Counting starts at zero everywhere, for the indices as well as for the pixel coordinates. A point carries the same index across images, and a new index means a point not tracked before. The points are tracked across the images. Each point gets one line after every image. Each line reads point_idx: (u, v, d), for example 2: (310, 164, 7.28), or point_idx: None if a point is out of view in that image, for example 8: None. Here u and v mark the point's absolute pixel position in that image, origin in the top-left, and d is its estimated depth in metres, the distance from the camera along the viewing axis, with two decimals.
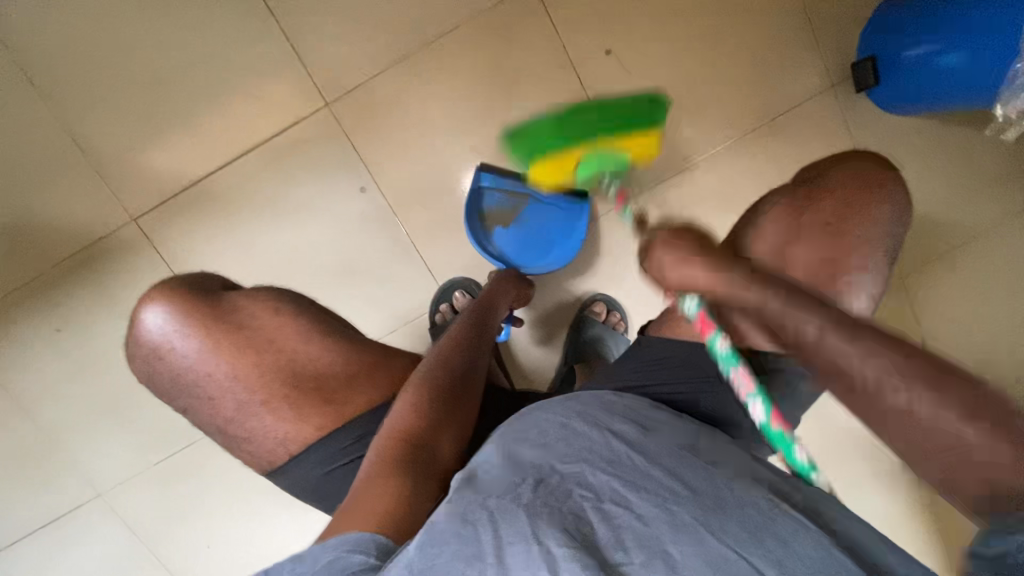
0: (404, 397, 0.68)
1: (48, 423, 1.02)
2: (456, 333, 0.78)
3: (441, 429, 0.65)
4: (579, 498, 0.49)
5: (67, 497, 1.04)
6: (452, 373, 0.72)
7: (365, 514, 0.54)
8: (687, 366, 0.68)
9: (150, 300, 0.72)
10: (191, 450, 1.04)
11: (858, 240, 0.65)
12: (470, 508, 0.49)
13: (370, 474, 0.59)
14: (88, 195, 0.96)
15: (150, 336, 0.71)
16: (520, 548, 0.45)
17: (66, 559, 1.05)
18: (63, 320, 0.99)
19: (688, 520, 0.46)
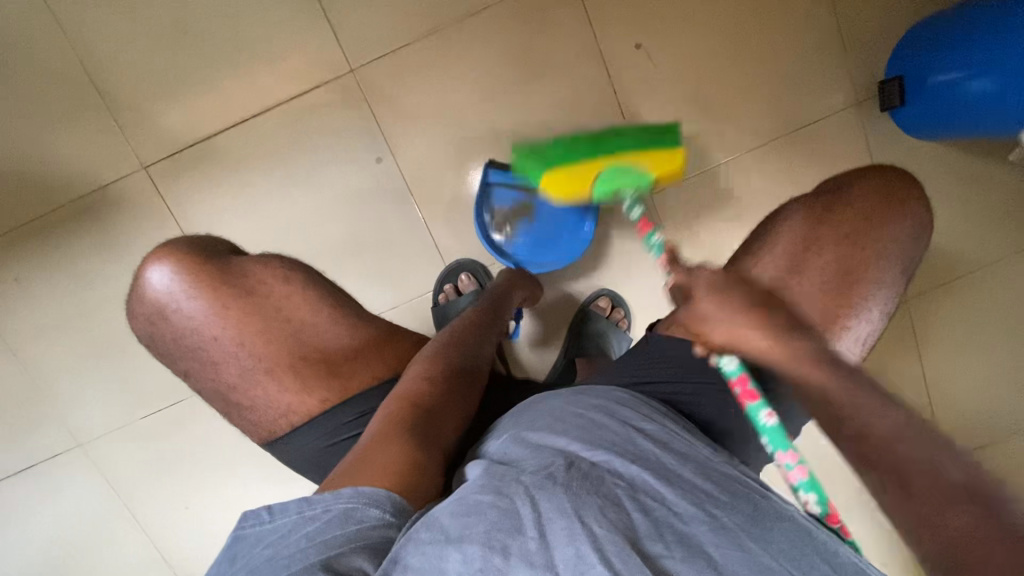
0: (418, 371, 0.68)
1: (36, 368, 1.00)
2: (473, 315, 0.78)
3: (450, 405, 0.65)
4: (615, 487, 0.47)
5: (47, 445, 1.02)
6: (467, 354, 0.72)
7: (374, 473, 0.53)
8: (693, 369, 0.66)
9: (152, 259, 0.70)
10: (178, 408, 1.02)
11: (874, 255, 0.65)
12: (500, 485, 0.48)
13: (379, 438, 0.59)
14: (100, 140, 0.95)
15: (155, 294, 0.69)
16: (561, 530, 0.43)
17: (39, 507, 1.04)
18: (64, 265, 0.97)
19: (727, 523, 0.45)
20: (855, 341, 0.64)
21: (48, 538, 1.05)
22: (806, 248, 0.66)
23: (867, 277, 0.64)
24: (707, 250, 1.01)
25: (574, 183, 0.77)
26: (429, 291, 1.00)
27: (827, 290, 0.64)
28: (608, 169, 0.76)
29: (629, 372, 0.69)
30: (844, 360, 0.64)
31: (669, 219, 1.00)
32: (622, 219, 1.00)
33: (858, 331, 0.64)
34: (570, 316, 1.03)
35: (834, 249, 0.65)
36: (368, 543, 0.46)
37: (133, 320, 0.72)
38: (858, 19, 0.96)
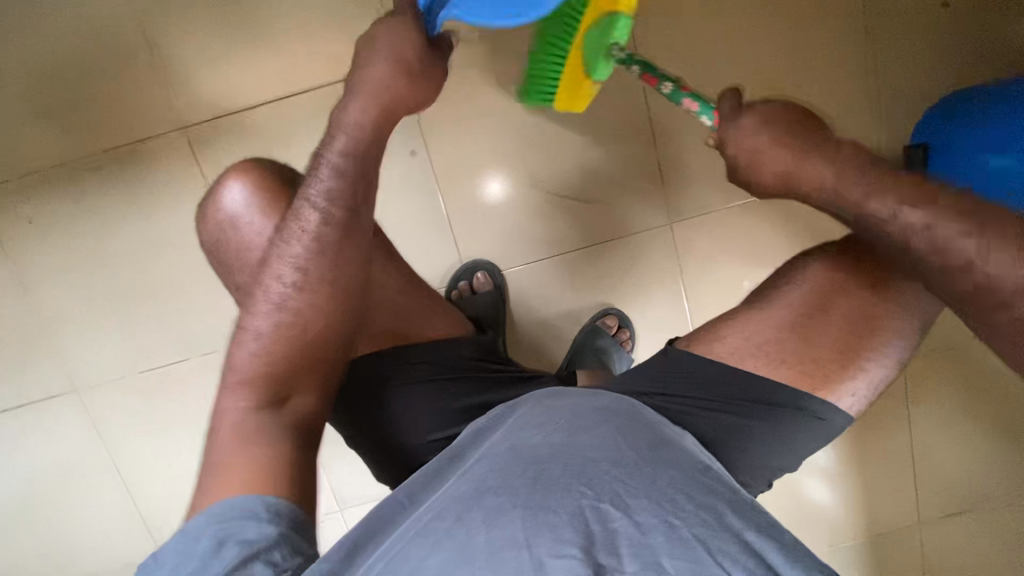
0: (268, 323, 0.59)
1: (45, 306, 1.01)
2: (327, 212, 0.59)
3: (309, 375, 0.61)
4: (578, 500, 0.49)
5: (43, 383, 1.02)
6: (328, 290, 0.60)
7: (251, 475, 0.53)
8: (709, 386, 0.68)
9: (233, 173, 0.72)
10: (181, 365, 1.03)
11: (902, 303, 0.65)
12: (465, 501, 0.50)
13: (240, 420, 0.57)
14: (144, 94, 0.96)
15: (228, 209, 0.71)
16: (512, 552, 0.45)
17: (26, 443, 1.04)
18: (89, 210, 0.99)
19: (685, 535, 0.46)
20: (868, 386, 0.66)
21: (26, 475, 1.05)
22: (837, 290, 0.66)
23: (890, 322, 0.65)
24: (716, 285, 1.03)
25: (574, 89, 0.82)
26: (443, 286, 1.04)
27: (848, 332, 0.66)
28: (596, 31, 0.72)
29: (646, 385, 0.70)
30: (852, 407, 0.66)
31: (685, 249, 1.03)
32: (642, 242, 1.03)
33: (873, 377, 0.65)
34: (577, 330, 1.05)
35: (863, 292, 0.66)
36: (255, 567, 0.46)
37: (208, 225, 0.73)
38: (897, 80, 0.97)
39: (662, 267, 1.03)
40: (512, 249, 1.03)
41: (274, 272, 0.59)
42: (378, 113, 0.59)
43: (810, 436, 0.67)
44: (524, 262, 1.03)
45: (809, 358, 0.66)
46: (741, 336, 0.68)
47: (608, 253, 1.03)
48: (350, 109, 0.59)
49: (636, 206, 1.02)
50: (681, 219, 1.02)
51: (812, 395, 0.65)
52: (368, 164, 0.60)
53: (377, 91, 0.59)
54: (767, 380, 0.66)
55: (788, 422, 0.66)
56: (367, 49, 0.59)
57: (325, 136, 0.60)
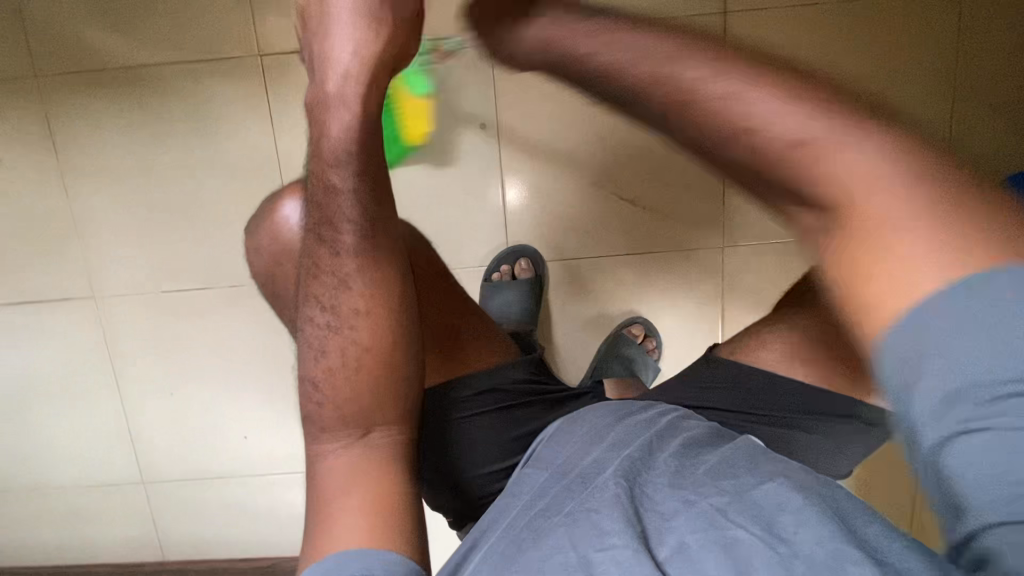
0: (321, 367, 0.58)
1: (80, 208, 0.99)
2: (341, 235, 0.57)
3: (379, 403, 0.59)
4: (612, 491, 0.48)
5: (61, 285, 1.00)
6: (365, 314, 0.58)
7: (364, 523, 0.51)
8: (752, 397, 0.67)
9: (288, 198, 0.70)
10: (202, 295, 1.01)
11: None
12: (516, 530, 0.48)
13: (344, 463, 0.56)
14: (222, 14, 0.94)
15: (289, 232, 0.69)
16: (557, 556, 0.43)
17: (32, 343, 1.02)
18: (143, 122, 0.97)
19: (716, 516, 0.44)
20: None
21: (27, 377, 1.03)
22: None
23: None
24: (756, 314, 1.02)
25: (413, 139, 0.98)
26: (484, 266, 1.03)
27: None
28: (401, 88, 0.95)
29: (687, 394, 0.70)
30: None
31: (730, 273, 1.02)
32: (690, 261, 1.02)
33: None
34: (606, 334, 1.04)
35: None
36: None
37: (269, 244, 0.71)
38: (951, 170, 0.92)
39: (704, 289, 1.02)
40: (560, 241, 1.02)
41: (311, 315, 0.59)
42: (367, 79, 0.54)
43: (859, 441, 0.65)
44: (569, 256, 1.02)
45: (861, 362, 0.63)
46: (785, 339, 0.67)
47: (655, 263, 1.02)
48: (326, 120, 0.56)
49: (692, 224, 1.00)
50: (735, 245, 1.01)
51: (863, 402, 0.63)
52: (370, 160, 0.57)
53: (354, 66, 0.54)
54: (812, 389, 0.65)
55: (835, 429, 0.64)
56: (325, 23, 0.54)
57: (312, 162, 0.58)
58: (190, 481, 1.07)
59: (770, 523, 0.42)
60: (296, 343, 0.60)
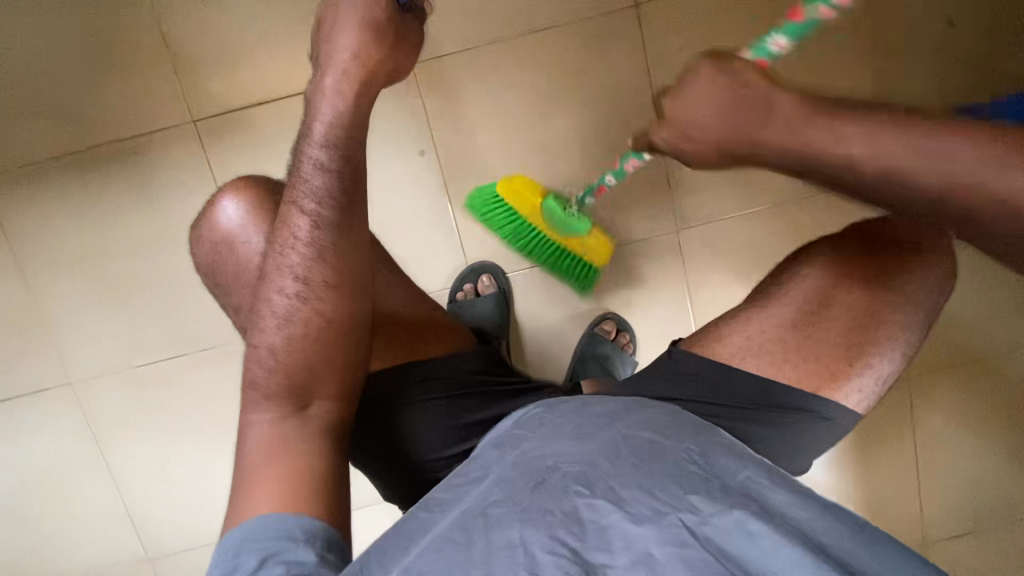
0: (279, 337, 0.59)
1: (43, 297, 1.00)
2: (317, 212, 0.60)
3: (329, 376, 0.61)
4: (574, 498, 0.48)
5: (36, 376, 1.01)
6: (331, 291, 0.60)
7: (284, 490, 0.55)
8: (714, 391, 0.68)
9: (227, 190, 0.72)
10: (177, 359, 1.01)
11: (905, 301, 0.66)
12: (467, 516, 0.49)
13: (271, 431, 0.59)
14: (155, 88, 0.97)
15: (224, 225, 0.71)
16: (504, 551, 0.45)
17: (17, 438, 1.02)
18: (93, 198, 0.98)
19: (676, 524, 0.45)
20: (875, 382, 0.66)
21: (13, 464, 1.03)
22: (836, 287, 0.67)
23: (893, 322, 0.66)
24: (722, 291, 1.03)
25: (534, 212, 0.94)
26: (448, 288, 1.04)
27: (848, 335, 0.66)
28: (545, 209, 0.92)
29: (651, 388, 0.71)
30: (858, 403, 0.66)
31: (689, 256, 1.03)
32: (648, 250, 1.03)
33: (879, 372, 0.66)
34: (579, 336, 1.05)
35: (862, 289, 0.67)
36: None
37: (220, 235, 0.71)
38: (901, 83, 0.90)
39: (667, 275, 1.03)
40: (517, 252, 1.03)
41: (273, 285, 0.60)
42: (358, 84, 0.61)
43: (818, 436, 0.67)
44: (529, 264, 1.03)
45: (811, 357, 0.67)
46: (742, 337, 0.69)
47: (614, 257, 1.03)
48: (322, 101, 0.61)
49: (644, 216, 1.02)
50: (688, 228, 1.02)
51: (817, 396, 0.66)
52: (353, 145, 0.61)
53: (353, 63, 0.60)
54: (770, 381, 0.67)
55: (795, 422, 0.66)
56: (332, 17, 0.61)
57: (302, 140, 0.62)
58: (191, 549, 1.06)
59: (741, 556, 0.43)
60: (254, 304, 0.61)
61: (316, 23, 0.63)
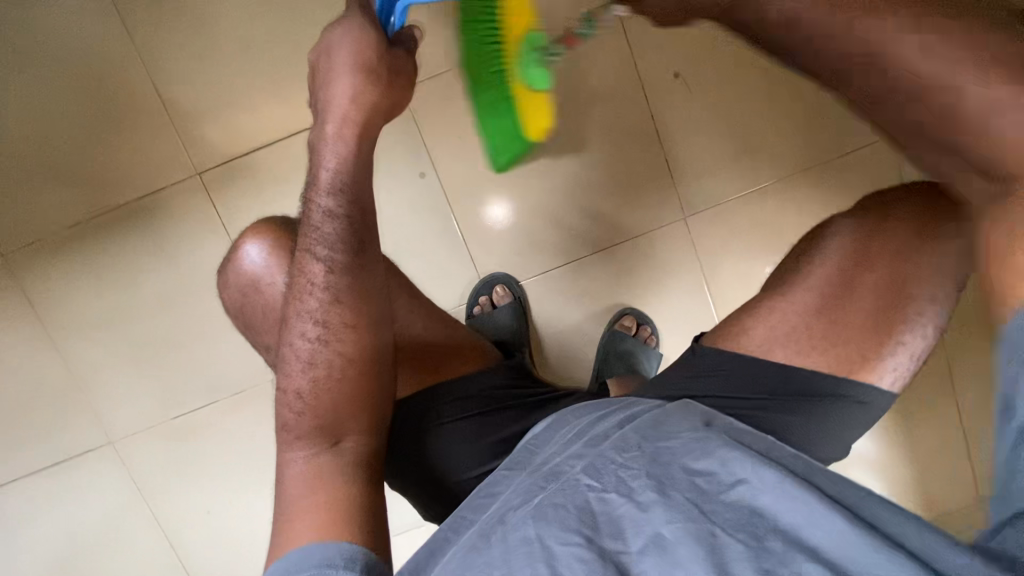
0: (304, 379, 0.61)
1: (77, 362, 1.03)
2: (330, 257, 0.61)
3: (357, 413, 0.61)
4: (585, 492, 0.51)
5: (79, 440, 1.03)
6: (352, 332, 0.61)
7: (324, 518, 0.54)
8: (749, 384, 0.67)
9: (250, 235, 0.73)
10: (211, 407, 1.04)
11: (930, 274, 0.65)
12: (487, 524, 0.51)
13: (307, 468, 0.59)
14: (158, 147, 0.99)
15: (249, 269, 0.71)
16: (522, 546, 0.47)
17: (68, 502, 1.05)
18: (113, 262, 1.01)
19: (686, 507, 0.47)
20: (909, 359, 0.65)
21: (68, 533, 1.06)
22: (858, 266, 0.67)
23: (919, 297, 0.65)
24: (738, 273, 1.02)
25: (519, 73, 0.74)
26: (463, 303, 1.04)
27: (875, 314, 0.66)
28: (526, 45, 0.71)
29: (682, 386, 0.70)
30: (893, 383, 0.65)
31: (701, 241, 1.02)
32: (658, 241, 1.02)
33: (911, 350, 0.65)
34: (600, 335, 1.04)
35: (886, 266, 0.66)
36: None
37: (248, 289, 0.72)
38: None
39: (680, 263, 1.02)
40: (528, 260, 1.03)
41: (294, 329, 0.61)
42: (357, 127, 0.62)
43: (854, 422, 0.66)
44: (542, 270, 1.03)
45: (841, 341, 0.66)
46: (766, 327, 0.69)
47: (624, 253, 1.03)
48: (327, 150, 0.63)
49: (651, 206, 1.01)
50: (695, 213, 1.01)
51: (851, 379, 0.65)
52: (358, 188, 0.63)
53: (351, 110, 0.62)
54: (801, 370, 0.66)
55: (832, 409, 0.65)
56: (327, 63, 0.61)
57: (309, 189, 0.63)
58: None
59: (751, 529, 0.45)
60: (278, 353, 0.62)
61: (312, 72, 0.64)
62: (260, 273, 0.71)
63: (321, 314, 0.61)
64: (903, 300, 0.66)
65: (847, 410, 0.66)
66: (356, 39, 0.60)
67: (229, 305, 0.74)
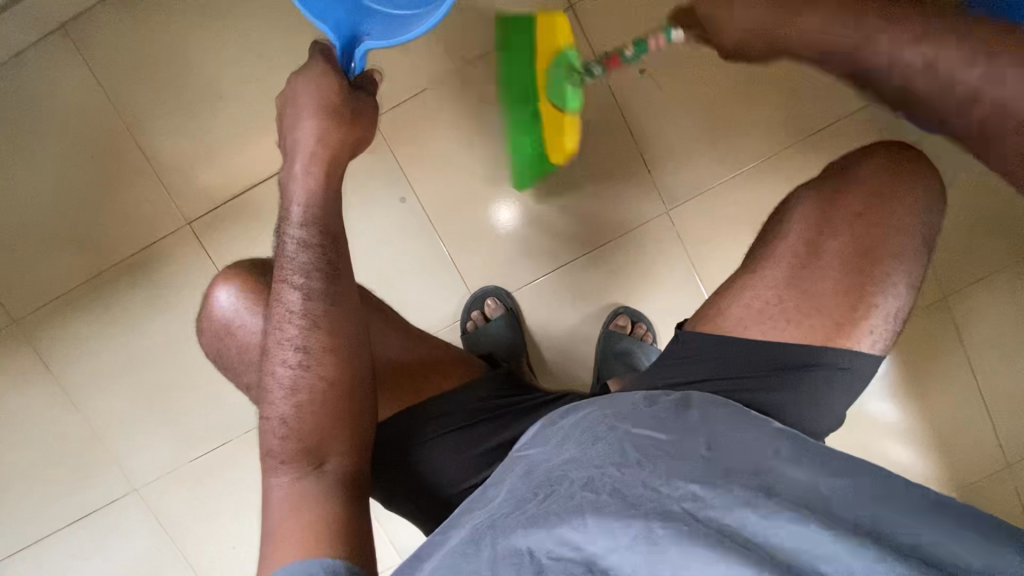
0: (288, 406, 0.62)
1: (94, 416, 1.06)
2: (307, 284, 0.63)
3: (339, 433, 0.62)
4: (576, 497, 0.51)
5: (104, 490, 1.07)
6: (331, 355, 0.63)
7: (305, 538, 0.55)
8: (725, 363, 0.67)
9: (220, 280, 0.75)
10: (227, 445, 1.07)
11: (895, 230, 0.65)
12: (476, 532, 0.51)
13: (289, 492, 0.59)
14: (147, 202, 1.03)
15: (220, 313, 0.74)
16: (511, 558, 0.48)
17: (100, 550, 1.08)
18: (117, 316, 1.05)
19: (678, 510, 0.48)
20: (886, 321, 0.65)
21: None
22: (823, 233, 0.67)
23: (889, 256, 0.65)
24: (728, 259, 1.01)
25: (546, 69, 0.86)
26: (457, 318, 1.05)
27: (844, 278, 0.66)
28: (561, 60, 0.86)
29: (663, 372, 0.70)
30: (875, 346, 0.65)
31: (687, 231, 1.01)
32: (646, 236, 1.02)
33: (887, 311, 0.65)
34: (597, 336, 1.04)
35: (848, 227, 0.66)
36: None
37: (229, 332, 0.74)
38: None
39: (670, 256, 1.02)
40: (516, 270, 1.04)
41: (276, 358, 0.63)
42: (326, 162, 0.64)
43: (838, 391, 0.65)
44: (531, 277, 1.04)
45: (814, 310, 0.66)
46: (742, 305, 0.68)
47: (612, 251, 1.03)
48: (295, 185, 0.64)
49: (631, 204, 1.01)
50: (678, 204, 1.01)
51: (828, 346, 0.65)
52: (329, 218, 0.65)
53: (318, 146, 0.63)
54: (781, 344, 0.66)
55: (812, 379, 0.65)
56: (293, 108, 0.63)
57: (281, 223, 0.65)
58: None
59: (741, 529, 0.46)
60: (263, 381, 0.64)
61: (280, 114, 0.65)
62: (238, 319, 0.73)
63: (297, 343, 0.62)
64: (877, 263, 0.65)
65: (828, 376, 0.65)
66: (316, 82, 0.62)
67: (210, 343, 0.76)
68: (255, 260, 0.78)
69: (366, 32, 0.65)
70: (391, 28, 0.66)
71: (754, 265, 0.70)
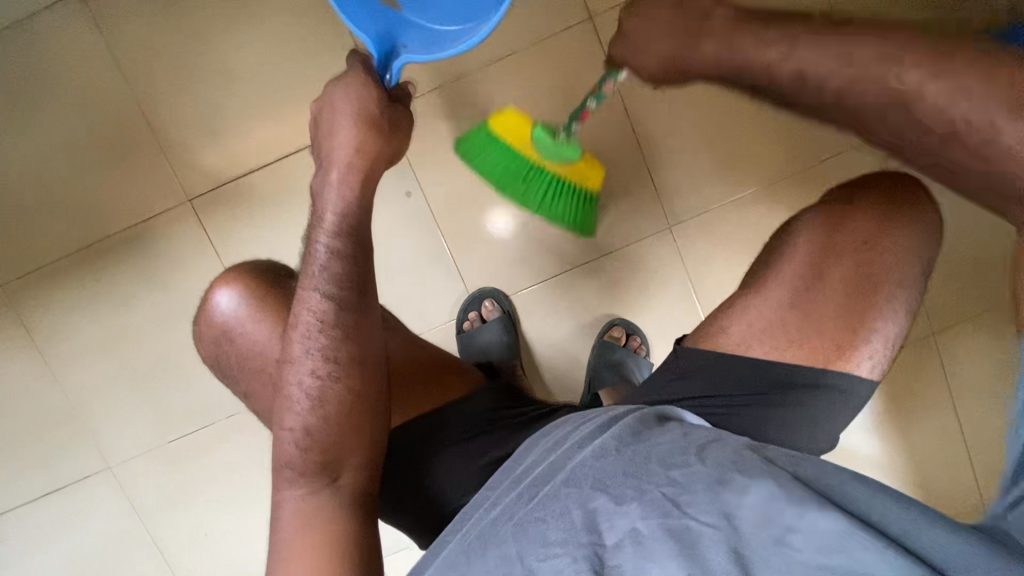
0: (309, 414, 0.61)
1: (71, 390, 1.04)
2: (333, 291, 0.63)
3: (357, 448, 0.62)
4: (559, 495, 0.51)
5: (74, 466, 1.04)
6: (357, 365, 0.63)
7: (317, 557, 0.55)
8: (725, 382, 0.68)
9: (220, 282, 0.74)
10: (207, 429, 1.04)
11: (895, 259, 0.67)
12: (467, 540, 0.52)
13: (300, 506, 0.59)
14: (147, 177, 1.01)
15: (221, 316, 0.73)
16: (501, 564, 0.48)
17: (63, 529, 1.05)
18: (106, 289, 1.03)
19: (660, 497, 0.48)
20: (884, 345, 0.67)
21: (66, 560, 1.06)
22: (824, 257, 0.68)
23: (887, 283, 0.67)
24: (726, 280, 1.02)
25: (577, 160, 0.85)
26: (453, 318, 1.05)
27: (846, 303, 0.67)
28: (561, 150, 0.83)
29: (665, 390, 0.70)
30: (872, 370, 0.67)
31: (688, 249, 1.02)
32: (646, 252, 1.03)
33: (886, 334, 0.67)
34: (591, 346, 1.05)
35: (853, 256, 0.68)
36: None
37: (226, 328, 0.72)
38: None
39: (669, 273, 1.03)
40: (517, 274, 1.04)
41: (301, 368, 0.62)
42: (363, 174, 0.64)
43: (836, 410, 0.67)
44: (530, 283, 1.04)
45: (815, 332, 0.67)
46: (744, 324, 0.69)
47: (610, 263, 1.03)
48: (330, 194, 0.65)
49: (636, 219, 1.02)
50: (680, 222, 1.02)
51: (828, 369, 0.66)
52: (363, 231, 0.66)
53: (355, 158, 0.63)
54: (781, 363, 0.67)
55: (811, 400, 0.66)
56: (329, 114, 0.63)
57: (313, 229, 0.66)
58: None
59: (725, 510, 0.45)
60: (284, 388, 0.63)
61: (314, 122, 0.66)
62: (237, 325, 0.72)
63: (324, 354, 0.62)
64: (877, 291, 0.67)
65: (823, 398, 0.66)
66: (355, 91, 0.61)
67: (202, 337, 0.75)
68: (253, 263, 0.77)
69: (404, 43, 0.62)
70: (431, 45, 0.62)
71: (756, 287, 0.71)
